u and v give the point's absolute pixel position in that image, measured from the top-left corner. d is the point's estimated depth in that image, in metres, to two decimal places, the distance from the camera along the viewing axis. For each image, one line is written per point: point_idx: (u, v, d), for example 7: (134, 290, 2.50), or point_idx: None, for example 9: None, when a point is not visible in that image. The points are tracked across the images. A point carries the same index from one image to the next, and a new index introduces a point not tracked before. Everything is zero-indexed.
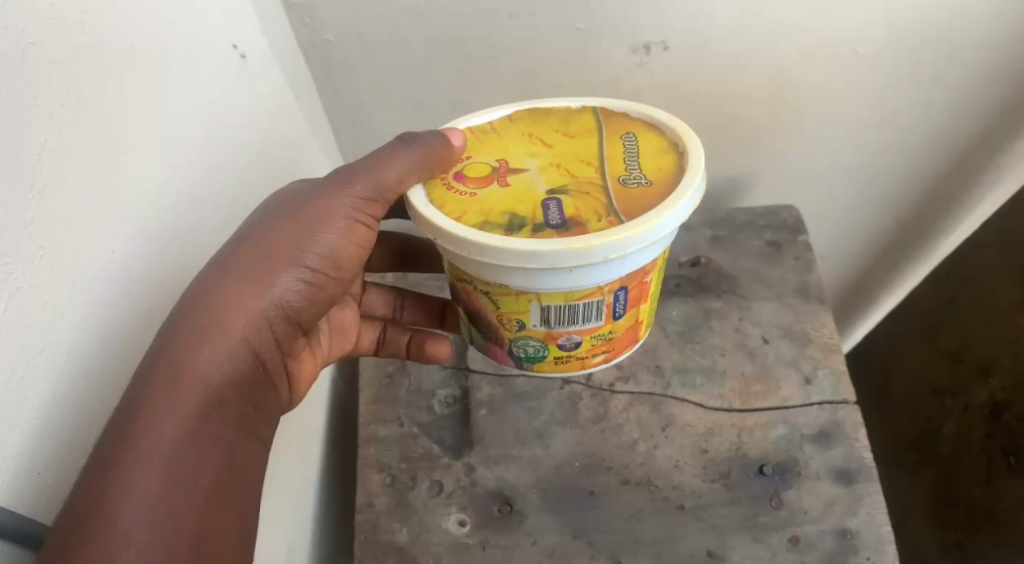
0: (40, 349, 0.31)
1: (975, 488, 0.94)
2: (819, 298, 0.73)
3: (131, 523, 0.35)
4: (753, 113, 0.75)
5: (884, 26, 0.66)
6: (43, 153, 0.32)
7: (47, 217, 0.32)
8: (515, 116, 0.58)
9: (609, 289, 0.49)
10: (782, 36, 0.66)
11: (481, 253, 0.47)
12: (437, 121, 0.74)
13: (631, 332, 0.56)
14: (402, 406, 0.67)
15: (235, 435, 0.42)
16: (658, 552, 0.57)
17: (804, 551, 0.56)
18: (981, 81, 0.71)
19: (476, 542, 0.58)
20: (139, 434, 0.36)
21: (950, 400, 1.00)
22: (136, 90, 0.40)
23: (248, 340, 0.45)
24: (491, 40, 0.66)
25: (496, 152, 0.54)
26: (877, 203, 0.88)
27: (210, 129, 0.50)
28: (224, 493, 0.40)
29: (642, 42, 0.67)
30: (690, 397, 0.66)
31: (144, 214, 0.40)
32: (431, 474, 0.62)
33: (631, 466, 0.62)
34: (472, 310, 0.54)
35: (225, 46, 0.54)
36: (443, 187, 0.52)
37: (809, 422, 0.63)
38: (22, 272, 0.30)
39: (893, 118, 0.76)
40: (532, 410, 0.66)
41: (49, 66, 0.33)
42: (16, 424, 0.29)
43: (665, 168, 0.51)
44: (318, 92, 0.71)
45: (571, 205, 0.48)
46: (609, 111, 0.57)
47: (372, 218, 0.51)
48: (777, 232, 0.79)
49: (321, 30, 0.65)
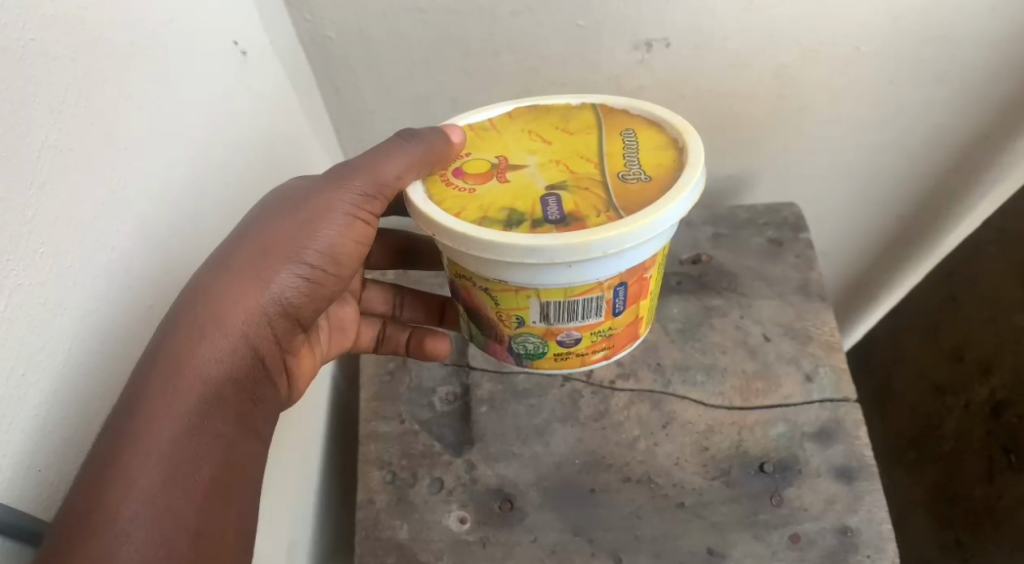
0: (40, 348, 0.31)
1: (975, 486, 0.94)
2: (820, 296, 0.73)
3: (130, 521, 0.35)
4: (755, 110, 0.75)
5: (886, 23, 0.65)
6: (43, 150, 0.32)
7: (47, 214, 0.32)
8: (515, 113, 0.57)
9: (608, 284, 0.49)
10: (784, 35, 0.66)
11: (480, 249, 0.47)
12: (438, 118, 0.74)
13: (631, 328, 0.56)
14: (403, 403, 0.67)
15: (234, 433, 0.42)
16: (659, 549, 0.57)
17: (804, 549, 0.56)
18: (982, 80, 0.71)
19: (477, 539, 0.58)
20: (139, 431, 0.36)
21: (951, 398, 1.00)
22: (136, 88, 0.40)
23: (247, 338, 0.45)
24: (492, 37, 0.66)
25: (495, 149, 0.54)
26: (878, 201, 0.88)
27: (209, 126, 0.49)
28: (224, 490, 0.40)
29: (644, 39, 0.67)
30: (691, 395, 0.66)
31: (144, 213, 0.40)
32: (432, 471, 0.63)
33: (632, 463, 0.62)
34: (471, 307, 0.54)
35: (226, 43, 0.54)
36: (442, 184, 0.52)
37: (810, 420, 0.63)
38: (23, 271, 0.30)
39: (895, 116, 0.76)
40: (533, 407, 0.66)
41: (49, 63, 0.33)
42: (17, 423, 0.29)
43: (664, 164, 0.51)
44: (319, 89, 0.71)
45: (570, 201, 0.48)
46: (610, 108, 0.57)
47: (371, 215, 0.51)
48: (778, 230, 0.79)
49: (322, 27, 0.64)
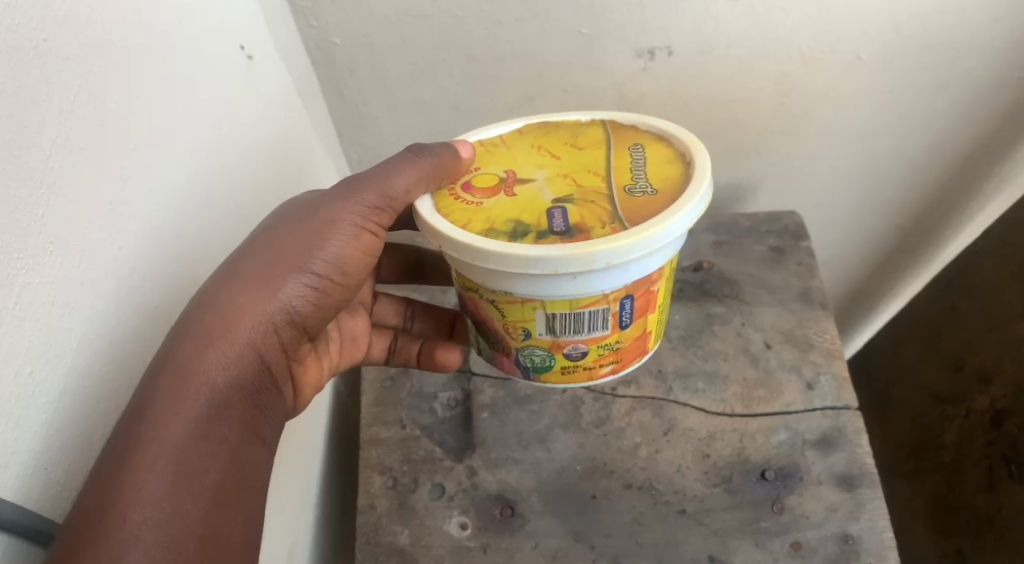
0: (48, 348, 0.31)
1: (978, 496, 0.91)
2: (822, 304, 0.73)
3: (136, 526, 0.35)
4: (762, 117, 0.75)
5: (888, 30, 0.66)
6: (54, 150, 0.32)
7: (57, 212, 0.32)
8: (525, 128, 0.58)
9: (614, 297, 0.49)
10: (785, 44, 0.67)
11: (486, 260, 0.47)
12: (442, 125, 0.74)
13: (638, 343, 0.55)
14: (404, 408, 0.67)
15: (240, 439, 0.42)
16: (661, 555, 0.57)
17: (806, 557, 0.56)
18: (983, 88, 0.72)
19: (477, 545, 0.58)
20: (146, 436, 0.36)
21: (952, 408, 0.96)
22: (143, 89, 0.40)
23: (252, 345, 0.45)
24: (497, 45, 0.67)
25: (504, 164, 0.54)
26: (880, 207, 0.88)
27: (216, 131, 0.50)
28: (229, 497, 0.40)
29: (647, 47, 0.67)
30: (692, 401, 0.66)
31: (150, 215, 0.40)
32: (433, 477, 0.62)
33: (633, 470, 0.62)
34: (478, 319, 0.54)
35: (234, 48, 0.54)
36: (451, 198, 0.52)
37: (811, 428, 0.63)
38: (33, 264, 0.30)
39: (896, 124, 0.76)
40: (535, 413, 0.66)
41: (60, 63, 0.33)
42: (25, 420, 0.29)
43: (671, 178, 0.51)
44: (324, 96, 0.71)
45: (576, 213, 0.48)
46: (619, 124, 0.57)
47: (378, 226, 0.51)
48: (778, 237, 0.79)
49: (328, 34, 0.65)
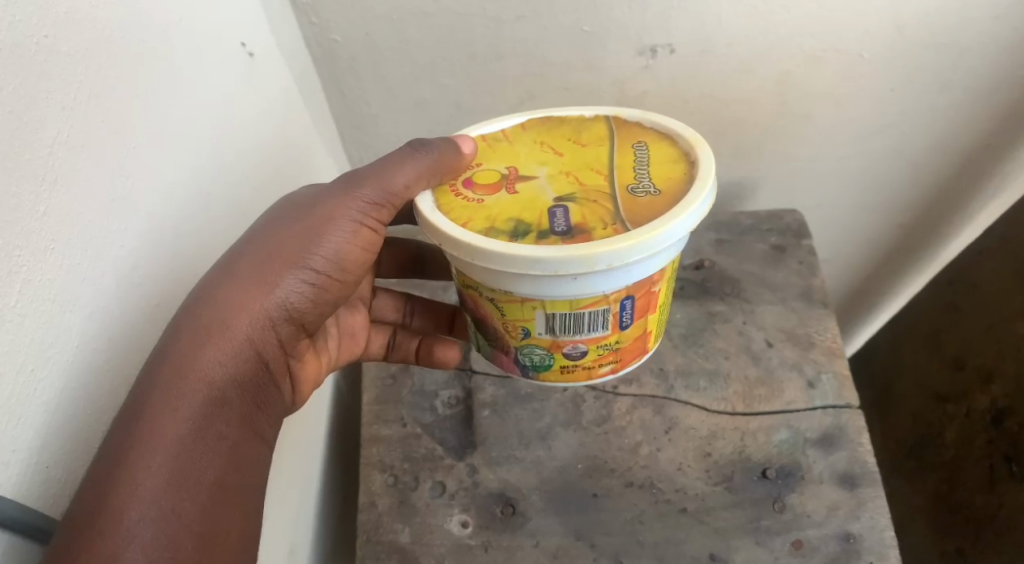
0: (50, 346, 0.31)
1: (978, 495, 0.90)
2: (823, 302, 0.73)
3: (134, 525, 0.34)
4: (763, 115, 0.75)
5: (889, 28, 0.66)
6: (55, 147, 0.32)
7: (58, 209, 0.32)
8: (527, 124, 0.58)
9: (614, 297, 0.49)
10: (787, 42, 0.67)
11: (486, 259, 0.47)
12: (442, 122, 0.74)
13: (639, 342, 0.55)
14: (405, 406, 0.67)
15: (238, 437, 0.42)
16: (662, 553, 0.57)
17: (807, 555, 0.56)
18: (986, 86, 0.72)
19: (479, 543, 0.58)
20: (145, 432, 0.36)
21: (953, 406, 0.96)
22: (144, 85, 0.40)
23: (251, 341, 0.45)
24: (497, 42, 0.66)
25: (506, 160, 0.54)
26: (880, 203, 0.88)
27: (217, 128, 0.49)
28: (227, 497, 0.39)
29: (649, 45, 0.67)
30: (693, 399, 0.66)
31: (150, 211, 0.40)
32: (434, 475, 0.62)
33: (635, 468, 0.62)
34: (478, 316, 0.54)
35: (236, 44, 0.54)
36: (452, 195, 0.52)
37: (813, 426, 0.63)
38: (32, 264, 0.30)
39: (898, 120, 0.76)
40: (535, 412, 0.66)
41: (58, 58, 0.33)
42: (27, 416, 0.29)
43: (675, 178, 0.51)
44: (325, 92, 0.71)
45: (578, 212, 0.48)
46: (623, 120, 0.57)
47: (377, 222, 0.51)
48: (780, 236, 0.79)
49: (328, 30, 0.65)
